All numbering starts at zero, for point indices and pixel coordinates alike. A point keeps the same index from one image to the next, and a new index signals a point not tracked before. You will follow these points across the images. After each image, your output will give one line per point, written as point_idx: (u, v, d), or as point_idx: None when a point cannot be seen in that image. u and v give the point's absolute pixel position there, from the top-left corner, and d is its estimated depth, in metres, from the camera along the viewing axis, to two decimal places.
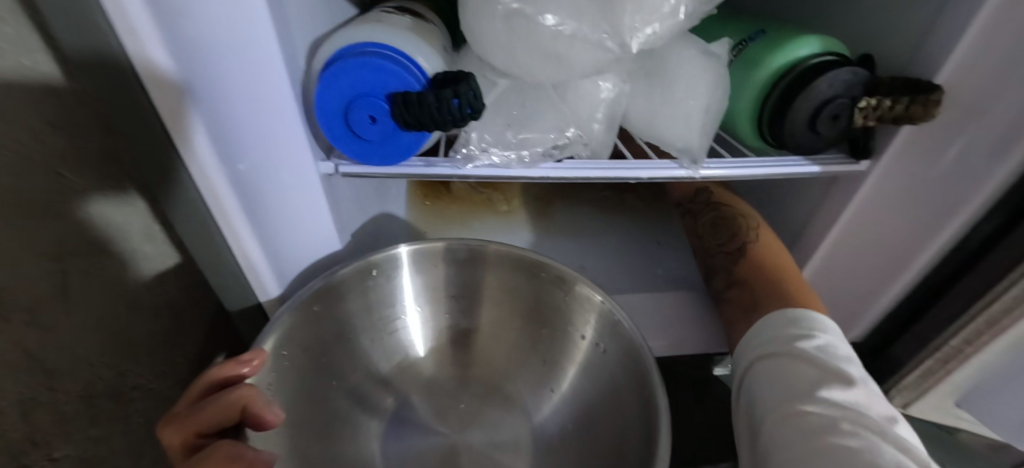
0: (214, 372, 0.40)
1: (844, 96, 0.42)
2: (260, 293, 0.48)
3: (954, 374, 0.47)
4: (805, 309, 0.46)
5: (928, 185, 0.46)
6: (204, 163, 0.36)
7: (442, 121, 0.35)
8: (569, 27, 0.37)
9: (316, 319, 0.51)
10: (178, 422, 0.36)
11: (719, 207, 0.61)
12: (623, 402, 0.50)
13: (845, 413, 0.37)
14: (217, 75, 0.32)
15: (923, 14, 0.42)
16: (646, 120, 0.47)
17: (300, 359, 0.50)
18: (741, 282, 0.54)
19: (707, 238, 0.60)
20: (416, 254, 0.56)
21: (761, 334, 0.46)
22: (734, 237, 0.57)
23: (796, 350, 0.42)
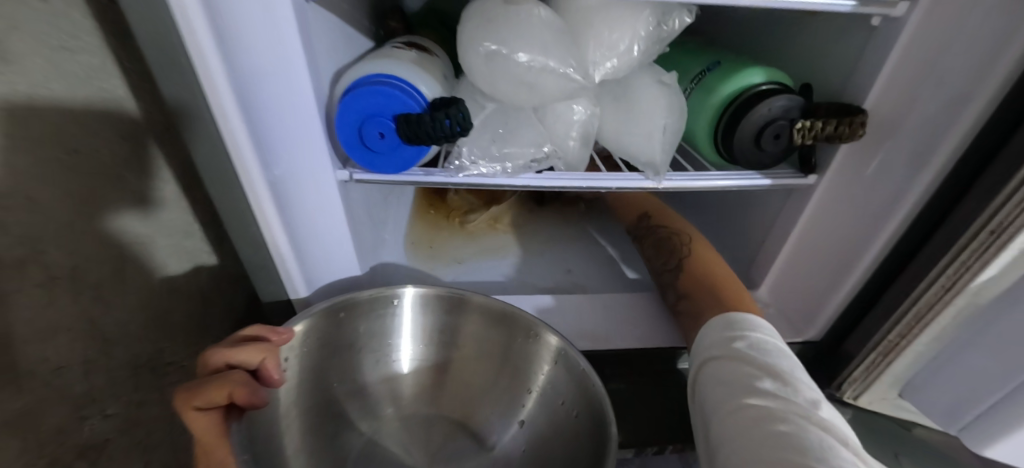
0: (259, 327, 0.50)
1: (782, 119, 0.49)
2: (292, 293, 0.57)
3: (893, 366, 0.52)
4: (742, 314, 0.52)
5: (866, 195, 0.52)
6: (248, 170, 0.44)
7: (436, 137, 0.43)
8: (539, 62, 0.44)
9: (341, 324, 0.59)
10: (220, 347, 0.47)
11: (663, 232, 0.69)
12: (579, 430, 0.55)
13: (780, 403, 0.41)
14: (256, 96, 0.40)
15: (852, 48, 0.50)
16: (616, 137, 0.54)
17: (313, 359, 0.58)
18: (687, 293, 0.61)
19: (654, 260, 0.68)
20: (419, 296, 0.62)
21: (707, 340, 0.52)
22: (672, 257, 0.65)
23: (736, 353, 0.47)
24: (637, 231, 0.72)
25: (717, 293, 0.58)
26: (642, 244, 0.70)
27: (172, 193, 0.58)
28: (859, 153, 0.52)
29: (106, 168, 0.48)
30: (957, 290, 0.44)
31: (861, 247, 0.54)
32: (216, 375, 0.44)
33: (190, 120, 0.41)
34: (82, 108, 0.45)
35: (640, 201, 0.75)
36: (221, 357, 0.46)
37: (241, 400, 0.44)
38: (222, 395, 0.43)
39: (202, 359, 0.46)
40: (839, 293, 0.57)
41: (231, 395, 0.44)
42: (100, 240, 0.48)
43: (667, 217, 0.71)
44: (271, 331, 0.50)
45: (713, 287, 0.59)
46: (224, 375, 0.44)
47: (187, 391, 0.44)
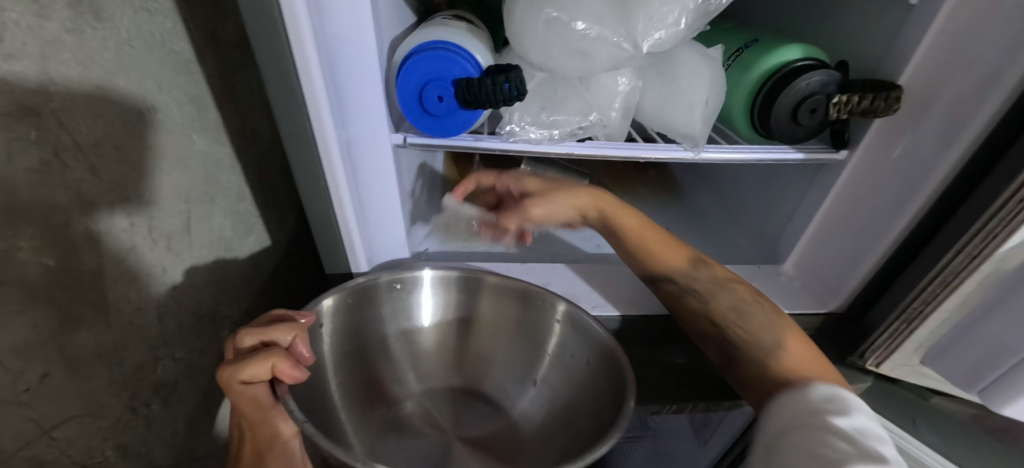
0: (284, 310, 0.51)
1: (819, 93, 0.52)
2: (355, 267, 0.61)
3: (915, 334, 0.54)
4: (842, 392, 0.45)
5: (894, 171, 0.54)
6: (326, 131, 0.46)
7: (495, 101, 0.46)
8: (594, 31, 0.47)
9: (369, 303, 0.61)
10: (254, 326, 0.47)
11: (731, 288, 0.57)
12: (600, 386, 0.57)
13: (861, 456, 0.37)
14: (334, 57, 0.43)
15: (889, 27, 0.51)
16: (657, 110, 0.57)
17: (348, 340, 0.60)
18: (751, 372, 0.52)
19: (700, 320, 0.57)
20: (432, 278, 0.63)
21: (779, 388, 0.48)
22: (761, 330, 0.53)
23: (817, 404, 0.44)
24: (693, 286, 0.58)
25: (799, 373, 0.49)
26: (709, 302, 0.57)
27: (228, 156, 0.61)
28: (889, 130, 0.54)
29: (175, 127, 0.51)
30: (984, 257, 0.46)
31: (888, 222, 0.56)
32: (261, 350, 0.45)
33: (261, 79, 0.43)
34: (158, 69, 0.48)
35: (650, 230, 0.62)
36: (258, 336, 0.47)
37: (284, 374, 0.45)
38: (265, 368, 0.44)
39: (236, 337, 0.47)
40: (863, 267, 0.60)
41: (274, 367, 0.45)
42: (172, 196, 0.51)
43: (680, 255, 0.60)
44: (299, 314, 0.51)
45: (798, 369, 0.49)
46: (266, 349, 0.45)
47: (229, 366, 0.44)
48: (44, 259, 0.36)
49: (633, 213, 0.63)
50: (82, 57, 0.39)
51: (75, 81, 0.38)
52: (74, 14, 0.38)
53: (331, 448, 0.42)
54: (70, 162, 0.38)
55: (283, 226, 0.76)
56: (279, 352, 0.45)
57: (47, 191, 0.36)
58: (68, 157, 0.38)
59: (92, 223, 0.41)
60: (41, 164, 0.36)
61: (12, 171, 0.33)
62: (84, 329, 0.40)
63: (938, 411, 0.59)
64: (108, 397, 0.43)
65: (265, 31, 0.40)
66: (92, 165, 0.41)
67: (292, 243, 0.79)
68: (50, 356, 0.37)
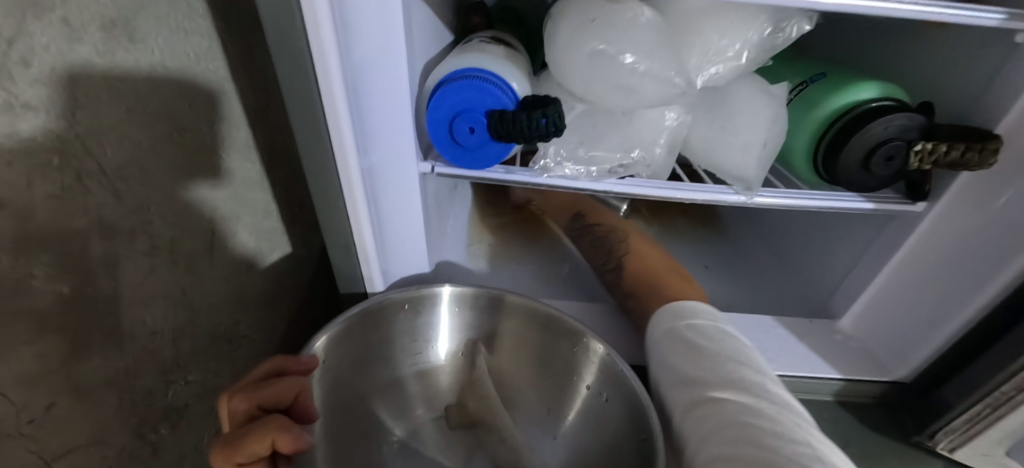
0: (276, 361, 0.47)
1: (898, 139, 0.46)
2: (368, 285, 0.57)
3: (1002, 421, 0.47)
4: (688, 303, 0.54)
5: (983, 231, 0.48)
6: (348, 157, 0.45)
7: (530, 136, 0.42)
8: (644, 65, 0.43)
9: (373, 326, 0.57)
10: (244, 393, 0.43)
11: (612, 234, 0.71)
12: (622, 441, 0.52)
13: (737, 393, 0.42)
14: (365, 86, 0.41)
15: (986, 68, 0.45)
16: (706, 148, 0.52)
17: (344, 367, 0.56)
18: (633, 292, 0.63)
19: (593, 259, 0.71)
20: (450, 295, 0.59)
21: (655, 328, 0.53)
22: (611, 256, 0.68)
23: (690, 342, 0.49)
24: (573, 229, 0.76)
25: (649, 293, 0.61)
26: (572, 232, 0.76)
27: (257, 173, 0.60)
28: (979, 184, 0.47)
29: (205, 146, 0.51)
30: None
31: (974, 287, 0.49)
32: (258, 421, 0.41)
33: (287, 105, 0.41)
34: (189, 88, 0.47)
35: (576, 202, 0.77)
36: (251, 403, 0.43)
37: (286, 449, 0.40)
38: (266, 445, 0.40)
39: (228, 407, 0.42)
40: (940, 335, 0.53)
41: (274, 443, 0.40)
42: (196, 217, 0.50)
43: (602, 216, 0.74)
44: (296, 363, 0.47)
45: (652, 281, 0.62)
46: (263, 421, 0.41)
47: (225, 446, 0.40)
48: (59, 287, 0.35)
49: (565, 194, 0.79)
50: (113, 79, 0.38)
51: (104, 104, 0.38)
52: (108, 36, 0.37)
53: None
54: (94, 186, 0.37)
55: (309, 242, 0.75)
56: (277, 421, 0.41)
57: (67, 217, 0.35)
58: (92, 181, 0.37)
59: (110, 247, 0.40)
60: (62, 190, 0.35)
61: (30, 199, 0.32)
62: (95, 355, 0.39)
63: None
64: (116, 424, 0.42)
65: (294, 58, 0.38)
66: (116, 188, 0.40)
67: (316, 260, 0.78)
68: (58, 385, 0.36)
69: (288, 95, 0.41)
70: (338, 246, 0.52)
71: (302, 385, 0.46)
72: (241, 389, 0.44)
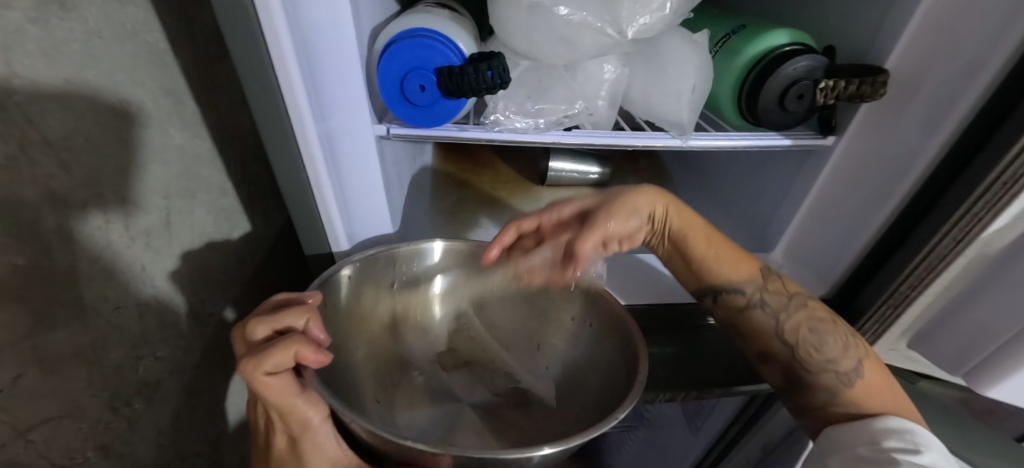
0: (284, 295, 0.48)
1: (806, 78, 0.51)
2: (333, 246, 0.58)
3: (902, 319, 0.55)
4: (911, 425, 0.46)
5: (880, 157, 0.54)
6: (303, 121, 0.45)
7: (477, 89, 0.45)
8: (578, 16, 0.46)
9: (379, 270, 0.58)
10: (257, 318, 0.45)
11: (820, 314, 0.55)
12: (605, 355, 0.58)
13: None
14: (312, 45, 0.42)
15: (877, 10, 0.51)
16: (644, 97, 0.56)
17: (350, 314, 0.58)
18: (856, 409, 0.50)
19: (807, 348, 0.53)
20: (445, 251, 0.62)
21: (855, 433, 0.47)
22: (828, 349, 0.52)
23: (895, 462, 0.43)
24: (767, 296, 0.56)
25: (875, 403, 0.50)
26: (783, 321, 0.55)
27: (208, 150, 0.59)
28: (878, 114, 0.53)
29: (150, 121, 0.50)
30: (968, 241, 0.46)
31: (874, 208, 0.56)
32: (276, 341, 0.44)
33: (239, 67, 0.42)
34: (127, 59, 0.46)
35: (739, 254, 0.58)
36: (267, 327, 0.45)
37: (309, 361, 0.43)
38: (289, 357, 0.43)
39: (248, 330, 0.45)
40: (850, 253, 0.60)
41: (298, 355, 0.43)
42: (149, 193, 0.50)
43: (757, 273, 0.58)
44: (303, 295, 0.48)
45: (888, 404, 0.50)
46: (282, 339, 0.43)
47: (250, 360, 0.43)
48: (14, 258, 0.35)
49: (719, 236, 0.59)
50: (48, 47, 0.37)
51: (43, 72, 0.37)
52: (38, 2, 0.36)
53: (378, 431, 0.42)
54: (39, 157, 0.37)
55: (268, 221, 0.75)
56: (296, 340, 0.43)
57: (14, 187, 0.35)
58: (35, 152, 0.37)
59: (61, 220, 0.39)
60: (6, 159, 0.34)
61: None
62: (58, 328, 0.39)
63: (922, 394, 0.59)
64: (87, 397, 0.42)
65: (242, 19, 0.39)
66: (63, 160, 0.39)
67: (278, 240, 0.78)
68: (22, 356, 0.36)
69: (236, 57, 0.41)
70: (300, 213, 0.53)
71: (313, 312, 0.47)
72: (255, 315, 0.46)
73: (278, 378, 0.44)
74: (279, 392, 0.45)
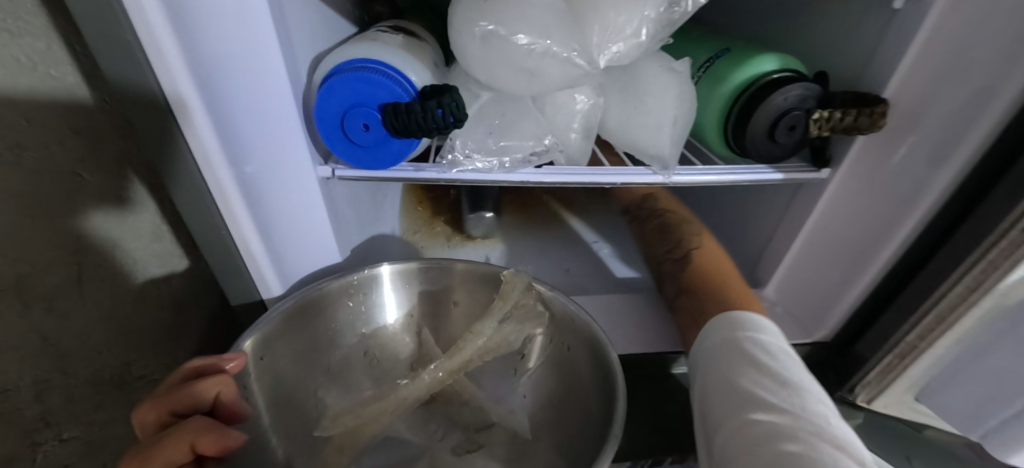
0: (196, 363, 0.42)
1: (798, 108, 0.46)
2: (264, 292, 0.51)
3: (910, 370, 0.49)
4: (751, 314, 0.48)
5: (882, 192, 0.49)
6: (217, 167, 0.40)
7: (426, 129, 0.39)
8: (540, 45, 0.41)
9: (324, 308, 0.53)
10: (152, 400, 0.39)
11: (671, 219, 0.66)
12: (587, 394, 0.51)
13: (787, 418, 0.37)
14: (231, 80, 0.36)
15: (872, 34, 0.46)
16: (622, 129, 0.51)
17: (293, 361, 0.52)
18: (690, 290, 0.56)
19: (658, 246, 0.65)
20: (395, 273, 0.58)
21: (709, 336, 0.48)
22: (679, 245, 0.62)
23: (744, 353, 0.43)
24: (639, 212, 0.71)
25: (719, 296, 0.53)
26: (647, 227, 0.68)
27: (137, 191, 0.53)
28: (880, 144, 0.48)
29: (56, 166, 0.43)
30: (982, 291, 0.42)
31: (876, 246, 0.51)
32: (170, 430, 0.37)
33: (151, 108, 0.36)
34: (26, 98, 0.40)
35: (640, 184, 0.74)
36: (163, 410, 0.39)
37: (208, 449, 0.37)
38: (183, 449, 0.36)
39: (142, 414, 0.38)
40: (851, 294, 0.55)
41: (193, 445, 0.37)
42: (55, 250, 0.43)
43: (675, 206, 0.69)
44: (218, 361, 0.42)
45: (716, 283, 0.55)
46: (177, 427, 0.37)
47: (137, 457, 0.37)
48: None
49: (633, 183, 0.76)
50: None
51: None
52: None
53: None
54: None
55: None
56: (192, 428, 0.37)
57: None
58: None
59: None
60: None
61: None
62: None
63: (933, 447, 0.54)
64: None
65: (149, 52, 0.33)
66: None
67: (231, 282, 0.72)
68: None
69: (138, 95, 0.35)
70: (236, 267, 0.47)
71: (227, 382, 0.41)
72: (158, 393, 0.40)
73: None
74: None
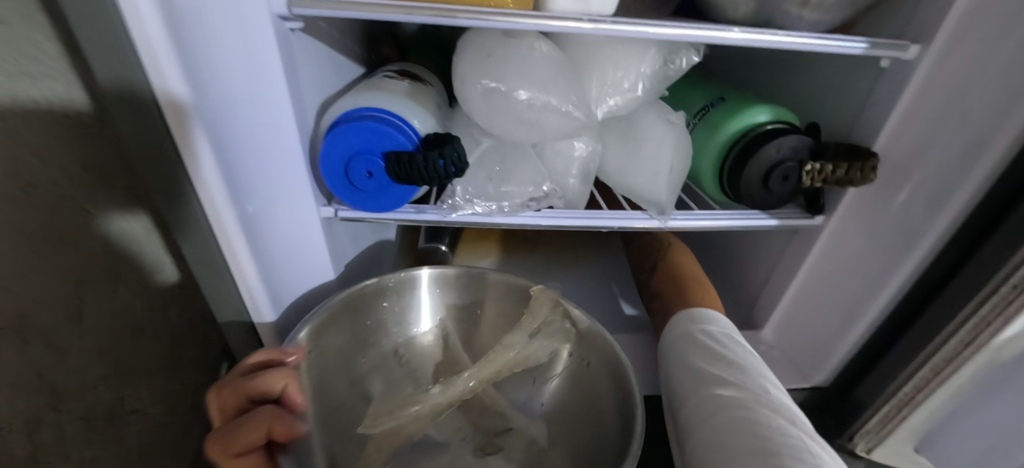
0: (262, 354, 0.44)
1: (791, 160, 0.48)
2: (255, 316, 0.51)
3: (907, 421, 0.49)
4: (707, 308, 0.53)
5: (876, 241, 0.50)
6: (218, 206, 0.42)
7: (429, 178, 0.41)
8: (539, 99, 0.42)
9: (364, 306, 0.55)
10: (227, 392, 0.42)
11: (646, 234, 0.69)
12: (606, 418, 0.50)
13: (742, 393, 0.42)
14: (236, 125, 0.38)
15: (861, 90, 0.48)
16: (620, 175, 0.52)
17: (337, 358, 0.53)
18: (661, 295, 0.60)
19: (635, 261, 0.68)
20: (431, 277, 0.59)
21: (672, 328, 0.53)
22: (650, 257, 0.65)
23: (703, 342, 0.48)
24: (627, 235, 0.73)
25: (687, 296, 0.57)
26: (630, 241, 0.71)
27: (143, 225, 0.54)
28: (873, 194, 0.49)
29: (66, 203, 0.44)
30: (977, 345, 0.42)
31: (872, 294, 0.51)
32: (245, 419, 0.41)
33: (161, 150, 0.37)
34: (44, 139, 0.41)
35: None
36: (237, 400, 0.42)
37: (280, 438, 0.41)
38: (259, 435, 0.41)
39: (217, 401, 0.42)
40: (848, 339, 0.55)
41: (270, 430, 0.41)
42: (57, 285, 0.43)
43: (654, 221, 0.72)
44: (280, 355, 0.44)
45: (686, 285, 0.58)
46: (253, 415, 0.41)
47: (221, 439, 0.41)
48: None
49: None
50: None
51: None
52: None
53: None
54: None
55: None
56: (263, 420, 0.41)
57: None
58: None
59: None
60: None
61: None
62: None
63: None
64: None
65: None
66: None
67: None
68: None
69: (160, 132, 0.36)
70: None
71: (291, 376, 0.44)
72: (229, 384, 0.43)
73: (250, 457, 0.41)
74: None
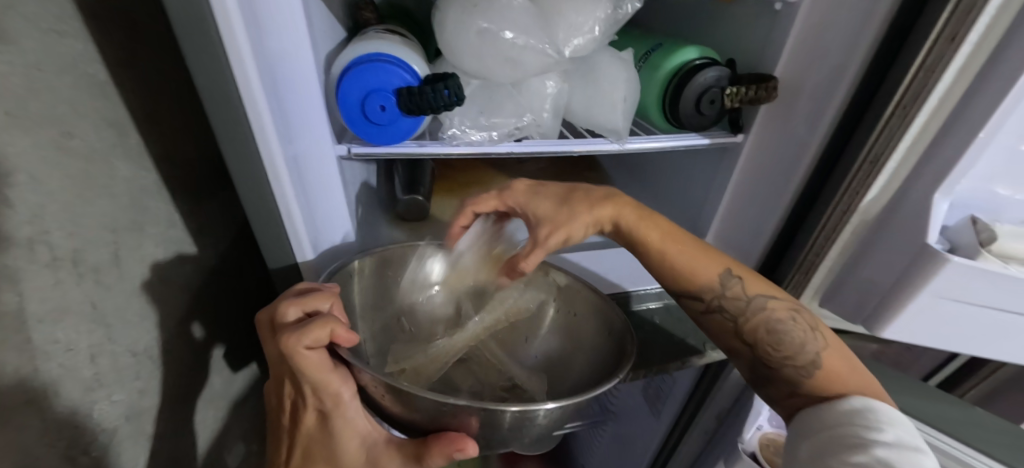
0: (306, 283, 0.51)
1: (715, 86, 0.60)
2: (299, 254, 0.56)
3: (812, 282, 0.64)
4: (876, 406, 0.48)
5: (779, 149, 0.64)
6: (270, 144, 0.46)
7: (435, 107, 0.49)
8: (521, 39, 0.52)
9: (389, 263, 0.64)
10: (289, 300, 0.48)
11: (774, 313, 0.55)
12: (602, 350, 0.61)
13: None
14: (276, 70, 0.44)
15: (764, 28, 0.61)
16: (583, 109, 0.63)
17: (368, 303, 0.64)
18: (811, 393, 0.53)
19: (765, 346, 0.55)
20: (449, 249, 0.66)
21: (826, 417, 0.49)
22: (801, 353, 0.53)
23: (863, 440, 0.44)
24: (722, 303, 0.56)
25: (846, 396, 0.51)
26: (727, 290, 0.56)
27: (154, 181, 0.57)
28: (774, 113, 0.62)
29: (96, 154, 0.48)
30: (853, 211, 0.56)
31: (778, 195, 0.65)
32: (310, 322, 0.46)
33: (213, 95, 0.42)
34: (71, 93, 0.45)
35: (705, 254, 0.58)
36: (297, 309, 0.48)
37: (343, 338, 0.47)
38: (326, 332, 0.46)
39: (280, 314, 0.48)
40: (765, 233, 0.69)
41: (333, 333, 0.47)
42: (99, 227, 0.48)
43: (758, 282, 0.57)
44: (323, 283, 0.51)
45: (847, 388, 0.51)
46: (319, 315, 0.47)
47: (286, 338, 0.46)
48: None
49: (683, 239, 0.58)
50: None
51: None
52: None
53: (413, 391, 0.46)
54: None
55: (220, 252, 0.72)
56: (328, 321, 0.46)
57: None
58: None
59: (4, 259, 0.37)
60: None
61: None
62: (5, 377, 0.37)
63: None
64: (41, 449, 0.42)
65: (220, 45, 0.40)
66: (11, 198, 0.38)
67: (231, 270, 0.75)
68: None
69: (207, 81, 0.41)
70: (268, 235, 0.53)
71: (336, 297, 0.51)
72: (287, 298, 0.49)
73: (316, 353, 0.47)
74: (316, 368, 0.47)
